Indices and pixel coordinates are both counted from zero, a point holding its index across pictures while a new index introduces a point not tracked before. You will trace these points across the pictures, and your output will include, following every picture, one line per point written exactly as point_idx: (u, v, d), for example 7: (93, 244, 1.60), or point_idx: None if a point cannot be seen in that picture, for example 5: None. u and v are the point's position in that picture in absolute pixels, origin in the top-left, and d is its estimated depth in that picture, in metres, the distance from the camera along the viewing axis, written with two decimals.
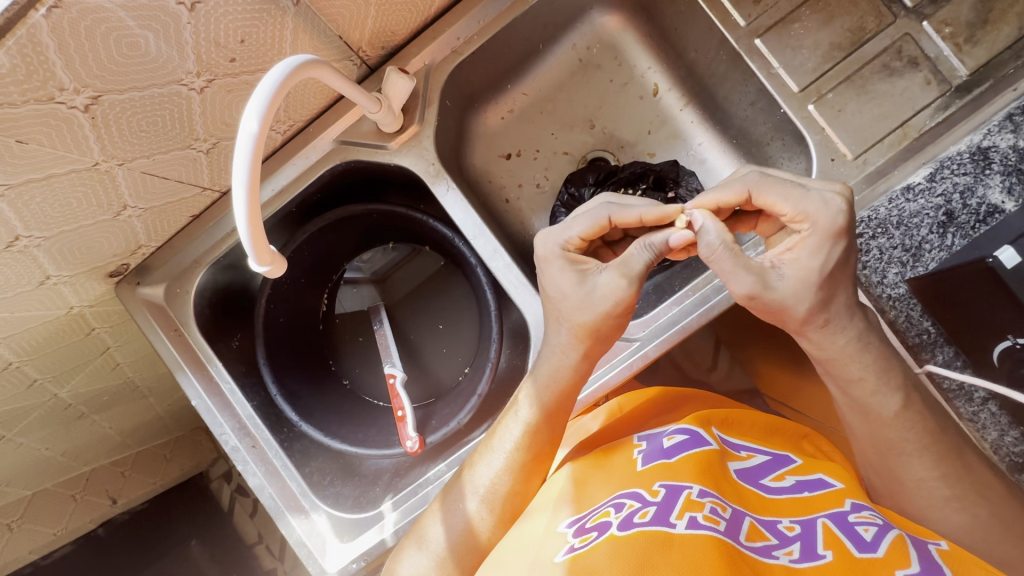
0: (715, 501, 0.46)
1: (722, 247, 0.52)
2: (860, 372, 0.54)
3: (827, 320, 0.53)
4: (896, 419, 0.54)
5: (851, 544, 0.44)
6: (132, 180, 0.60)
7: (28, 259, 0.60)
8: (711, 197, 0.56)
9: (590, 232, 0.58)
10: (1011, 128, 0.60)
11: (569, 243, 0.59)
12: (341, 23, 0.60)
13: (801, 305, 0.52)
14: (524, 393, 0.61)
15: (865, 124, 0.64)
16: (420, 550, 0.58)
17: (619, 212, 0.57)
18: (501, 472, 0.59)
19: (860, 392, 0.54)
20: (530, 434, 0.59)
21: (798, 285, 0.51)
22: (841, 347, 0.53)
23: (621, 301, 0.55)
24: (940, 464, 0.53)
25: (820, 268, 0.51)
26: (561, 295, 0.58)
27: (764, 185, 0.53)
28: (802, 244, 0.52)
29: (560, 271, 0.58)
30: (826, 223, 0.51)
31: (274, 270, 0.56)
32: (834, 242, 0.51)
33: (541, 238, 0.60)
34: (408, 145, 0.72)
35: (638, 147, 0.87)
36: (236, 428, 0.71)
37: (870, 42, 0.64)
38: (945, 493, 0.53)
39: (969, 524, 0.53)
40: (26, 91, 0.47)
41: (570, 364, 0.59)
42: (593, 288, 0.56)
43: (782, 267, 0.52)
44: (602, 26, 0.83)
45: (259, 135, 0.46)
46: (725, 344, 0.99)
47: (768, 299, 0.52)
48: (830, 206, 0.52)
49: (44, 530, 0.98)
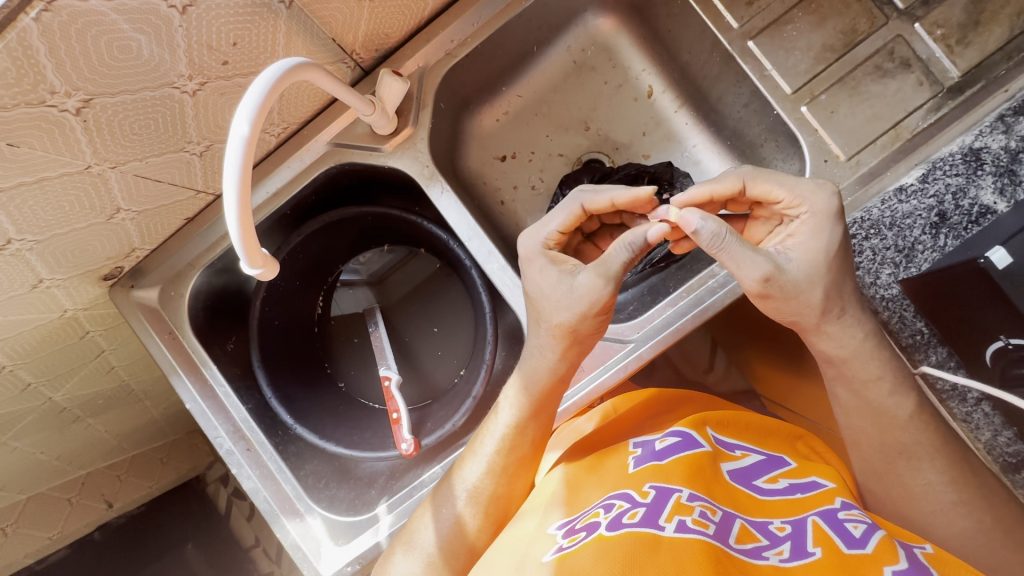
0: (704, 505, 0.46)
1: (728, 232, 0.50)
2: (879, 371, 0.54)
3: (845, 310, 0.53)
4: (911, 422, 0.54)
5: (841, 542, 0.44)
6: (124, 183, 0.60)
7: (21, 262, 0.60)
8: (707, 187, 0.55)
9: (567, 224, 0.59)
10: (1003, 128, 0.61)
11: (549, 238, 0.60)
12: (334, 27, 0.61)
13: (816, 288, 0.51)
14: (506, 396, 0.61)
15: (857, 125, 0.64)
16: (409, 553, 0.58)
17: (591, 199, 0.58)
18: (485, 474, 0.59)
19: (877, 394, 0.55)
20: (512, 435, 0.59)
21: (809, 267, 0.51)
22: (863, 343, 0.54)
23: (599, 301, 0.54)
24: (939, 464, 0.53)
25: (826, 250, 0.52)
26: (543, 293, 0.57)
27: (758, 175, 0.55)
28: (803, 228, 0.53)
29: (540, 270, 0.58)
30: (825, 205, 0.52)
31: (266, 272, 0.56)
32: (834, 224, 0.52)
33: (525, 238, 0.61)
34: (402, 148, 0.72)
35: (633, 148, 0.87)
36: (230, 431, 0.71)
37: (863, 43, 0.64)
38: (951, 498, 0.53)
39: (973, 529, 0.53)
40: (17, 95, 0.47)
41: (552, 365, 0.59)
42: (572, 287, 0.55)
43: (788, 251, 0.53)
44: (596, 27, 0.83)
45: (250, 138, 0.46)
46: (722, 345, 1.00)
47: (783, 279, 0.51)
48: (822, 191, 0.53)
49: (39, 535, 0.98)
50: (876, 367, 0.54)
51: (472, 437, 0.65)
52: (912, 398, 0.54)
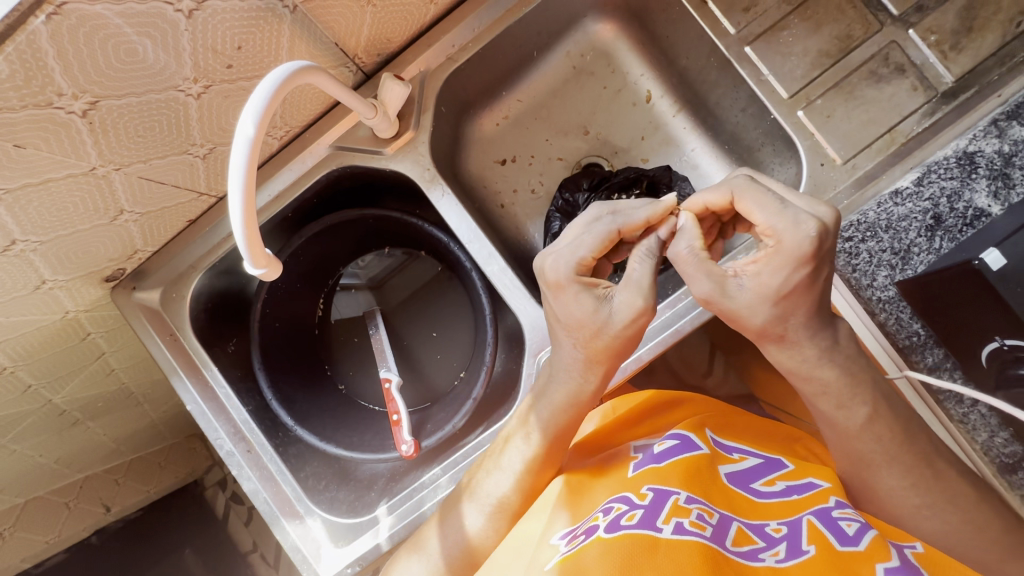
0: (702, 507, 0.47)
1: (689, 252, 0.52)
2: (822, 386, 0.53)
3: (785, 335, 0.51)
4: (863, 432, 0.53)
5: (834, 539, 0.45)
6: (128, 186, 0.61)
7: (25, 263, 0.60)
8: (700, 198, 0.56)
9: (600, 248, 0.55)
10: (997, 132, 0.61)
11: (580, 263, 0.55)
12: (337, 30, 0.61)
13: (755, 318, 0.50)
14: (533, 413, 0.60)
15: (853, 129, 0.65)
16: (417, 557, 0.60)
17: (627, 220, 0.55)
18: (509, 488, 0.59)
19: (826, 406, 0.54)
20: (540, 457, 0.58)
21: (754, 298, 0.50)
22: (803, 362, 0.52)
23: (639, 320, 0.53)
24: (897, 470, 0.53)
25: (778, 289, 0.49)
26: (578, 321, 0.54)
27: (747, 191, 0.52)
28: (765, 260, 0.50)
29: (576, 297, 0.54)
30: (790, 245, 0.48)
31: (270, 272, 0.57)
32: (798, 265, 0.48)
33: (550, 260, 0.56)
34: (403, 150, 0.72)
35: (632, 152, 0.87)
36: (231, 433, 0.72)
37: (858, 49, 0.65)
38: (918, 502, 0.54)
39: (943, 530, 0.54)
40: (25, 97, 0.48)
41: (582, 388, 0.57)
42: (609, 314, 0.53)
43: (745, 278, 0.51)
44: (596, 33, 0.84)
45: (255, 139, 0.47)
46: (721, 350, 0.99)
47: (724, 306, 0.51)
48: (800, 228, 0.48)
49: (37, 539, 0.97)
50: (821, 382, 0.52)
51: (493, 444, 0.64)
52: (864, 407, 0.53)
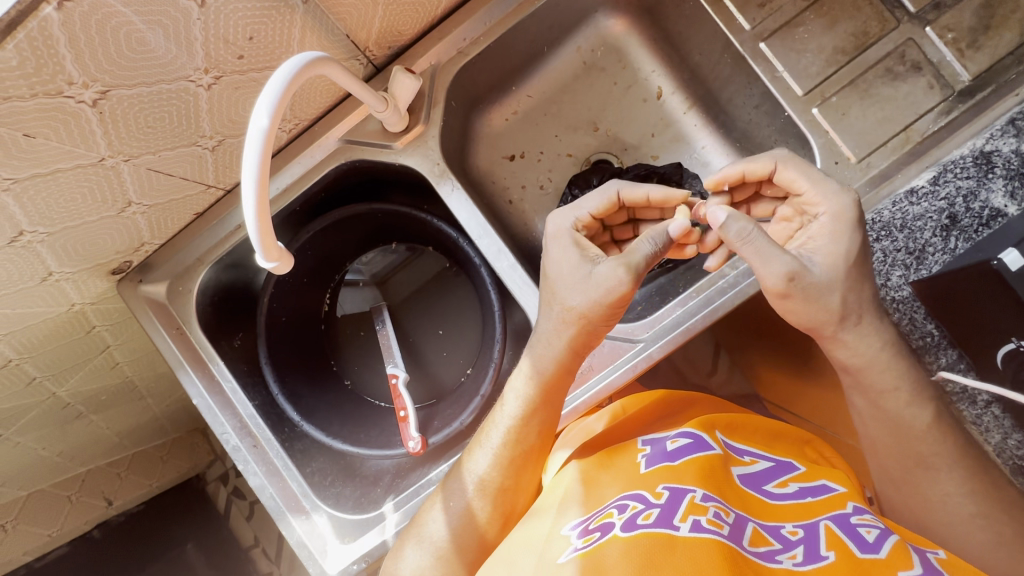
0: (718, 506, 0.46)
1: (756, 230, 0.52)
2: (895, 381, 0.55)
3: (862, 317, 0.54)
4: (930, 430, 0.55)
5: (854, 545, 0.44)
6: (137, 177, 0.60)
7: (31, 254, 0.60)
8: (740, 166, 0.59)
9: (600, 209, 0.62)
10: (1014, 132, 0.61)
11: (580, 220, 0.62)
12: (348, 22, 0.61)
13: (835, 293, 0.53)
14: (513, 387, 0.61)
15: (868, 128, 0.64)
16: (418, 546, 0.59)
17: (628, 189, 0.61)
18: (490, 466, 0.59)
19: (895, 403, 0.55)
20: (518, 428, 0.59)
21: (831, 271, 0.53)
22: (876, 352, 0.55)
23: (617, 293, 0.55)
24: (958, 475, 0.54)
25: (846, 253, 0.53)
26: (564, 271, 0.58)
27: (789, 161, 0.57)
28: (823, 230, 0.54)
29: (564, 249, 0.59)
30: (843, 208, 0.54)
31: (281, 266, 0.56)
32: (853, 227, 0.54)
33: (555, 217, 0.63)
34: (413, 145, 0.72)
35: (642, 149, 0.87)
36: (237, 427, 0.71)
37: (874, 46, 0.64)
38: (971, 509, 0.54)
39: (994, 542, 0.53)
40: (34, 85, 0.47)
41: (557, 356, 0.59)
42: (591, 274, 0.56)
43: (811, 254, 0.54)
44: (607, 28, 0.83)
45: (269, 131, 0.46)
46: (725, 348, 1.00)
47: (806, 279, 0.52)
48: (843, 193, 0.55)
49: (39, 532, 0.97)
50: (896, 374, 0.55)
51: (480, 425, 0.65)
52: (931, 407, 0.55)
